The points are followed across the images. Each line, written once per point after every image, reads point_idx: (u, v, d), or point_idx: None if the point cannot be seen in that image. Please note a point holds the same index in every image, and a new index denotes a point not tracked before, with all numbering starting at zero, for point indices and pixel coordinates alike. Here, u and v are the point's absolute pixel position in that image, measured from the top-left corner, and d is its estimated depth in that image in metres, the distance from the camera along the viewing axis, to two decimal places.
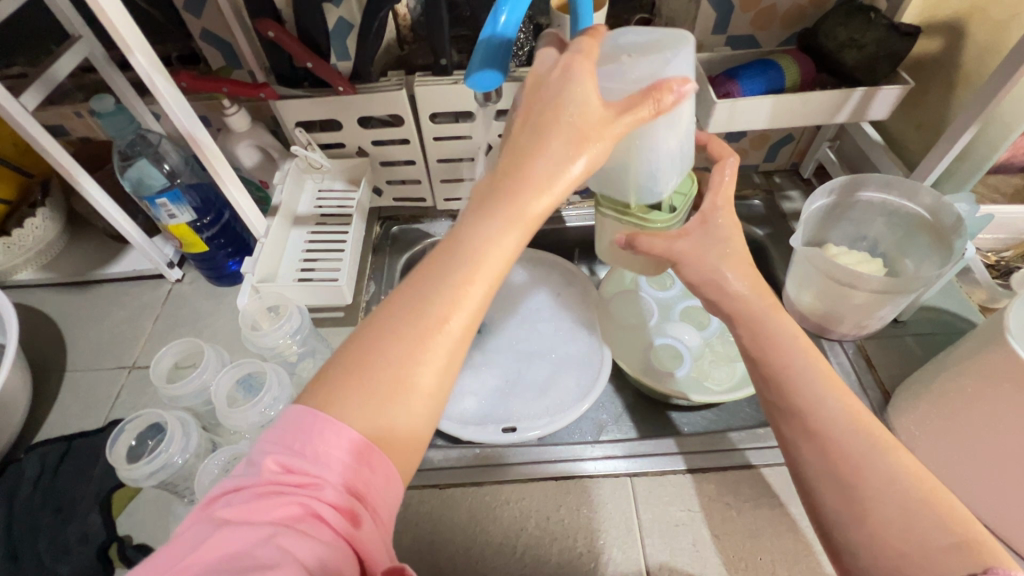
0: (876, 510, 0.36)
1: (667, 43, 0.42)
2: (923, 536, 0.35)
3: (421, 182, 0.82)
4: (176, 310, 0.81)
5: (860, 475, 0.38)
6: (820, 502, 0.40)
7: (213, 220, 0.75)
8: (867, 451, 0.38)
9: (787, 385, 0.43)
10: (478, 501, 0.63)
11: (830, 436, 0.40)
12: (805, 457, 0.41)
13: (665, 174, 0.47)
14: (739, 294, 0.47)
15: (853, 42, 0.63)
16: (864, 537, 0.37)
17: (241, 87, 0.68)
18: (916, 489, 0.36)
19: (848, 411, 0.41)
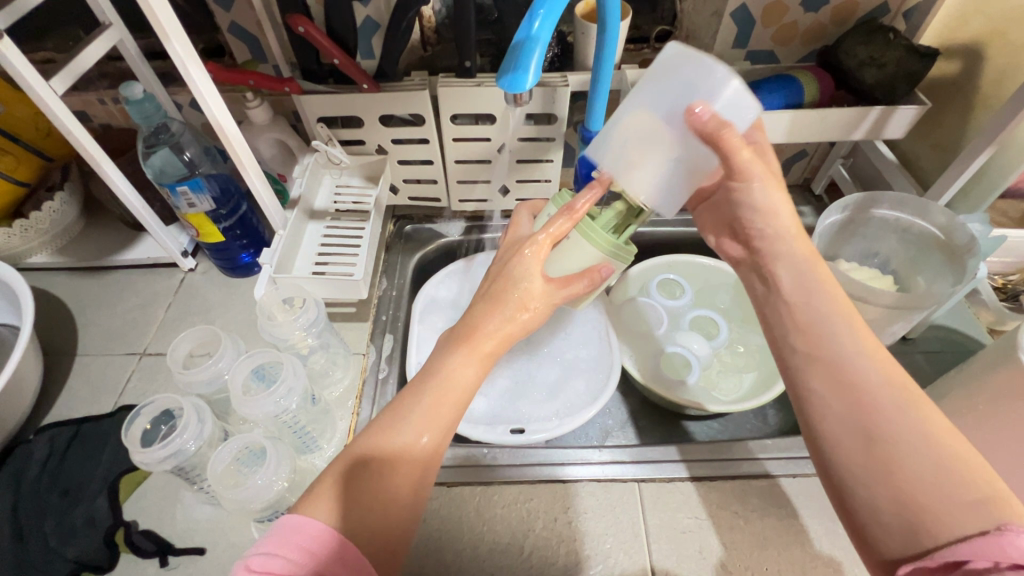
0: (902, 463, 0.36)
1: (705, 83, 0.46)
2: (944, 489, 0.35)
3: (437, 182, 0.83)
4: (188, 298, 0.81)
5: (889, 428, 0.38)
6: (840, 460, 0.39)
7: (231, 211, 0.75)
8: (897, 404, 0.38)
9: (823, 335, 0.43)
10: (485, 500, 0.63)
11: (861, 391, 0.40)
12: (828, 408, 0.41)
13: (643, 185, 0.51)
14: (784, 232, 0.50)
15: (873, 61, 0.64)
16: (887, 492, 0.36)
17: (266, 80, 0.68)
18: (945, 446, 0.36)
19: (880, 369, 0.41)
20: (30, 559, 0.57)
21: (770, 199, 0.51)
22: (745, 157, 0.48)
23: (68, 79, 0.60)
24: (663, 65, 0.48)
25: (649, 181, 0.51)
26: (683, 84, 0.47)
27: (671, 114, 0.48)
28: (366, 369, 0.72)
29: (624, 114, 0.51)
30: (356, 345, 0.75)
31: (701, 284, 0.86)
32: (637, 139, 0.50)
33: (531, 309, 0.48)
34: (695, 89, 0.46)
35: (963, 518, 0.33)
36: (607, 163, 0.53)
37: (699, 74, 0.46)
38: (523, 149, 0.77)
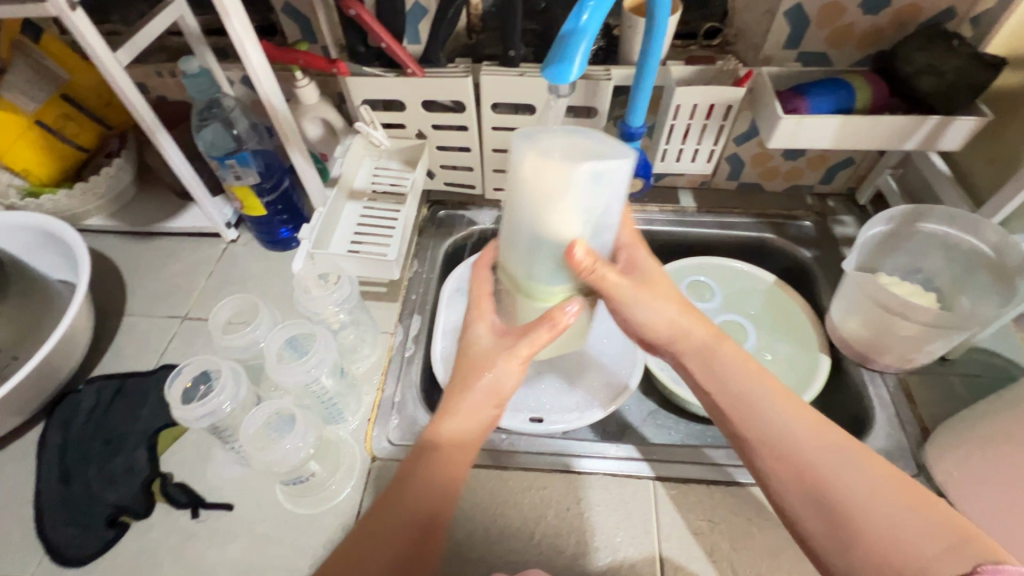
0: (865, 526, 0.40)
1: (553, 182, 0.43)
2: (913, 542, 0.38)
3: (473, 169, 0.84)
4: (229, 268, 0.84)
5: (843, 490, 0.42)
6: (818, 535, 0.42)
7: (274, 186, 0.77)
8: (842, 465, 0.43)
9: (755, 415, 0.48)
10: (500, 484, 0.64)
11: (805, 461, 0.44)
12: (784, 487, 0.45)
13: (544, 274, 0.50)
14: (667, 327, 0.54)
15: (932, 68, 0.62)
16: (864, 559, 0.39)
17: (316, 60, 0.70)
18: (892, 492, 0.41)
19: (812, 429, 0.46)
20: (75, 499, 0.62)
21: (656, 306, 0.54)
22: (613, 277, 0.51)
23: (132, 51, 0.63)
24: (515, 167, 0.45)
25: (550, 271, 0.49)
26: (536, 189, 0.44)
27: (542, 216, 0.45)
28: (393, 348, 0.74)
29: (508, 219, 0.49)
30: (384, 324, 0.77)
31: (731, 289, 0.86)
32: (523, 241, 0.48)
33: (496, 372, 0.50)
34: (551, 193, 0.43)
35: (938, 565, 0.37)
36: (514, 264, 0.51)
37: (552, 180, 0.43)
38: None
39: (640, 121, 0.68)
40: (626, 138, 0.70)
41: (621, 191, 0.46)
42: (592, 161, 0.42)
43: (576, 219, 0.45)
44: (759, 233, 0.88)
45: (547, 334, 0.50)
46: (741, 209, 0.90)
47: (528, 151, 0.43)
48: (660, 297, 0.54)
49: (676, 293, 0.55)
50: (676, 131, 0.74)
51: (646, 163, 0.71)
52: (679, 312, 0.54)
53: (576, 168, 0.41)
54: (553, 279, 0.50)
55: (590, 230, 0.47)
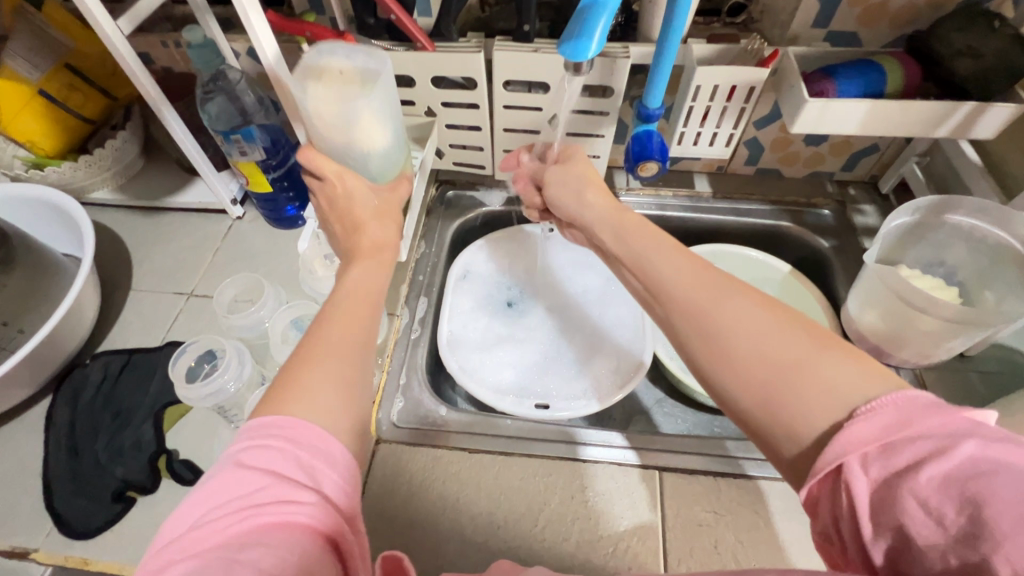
0: (746, 359, 0.38)
1: (334, 96, 0.53)
2: (792, 368, 0.36)
3: (484, 149, 0.82)
4: (236, 245, 0.84)
5: (724, 326, 0.40)
6: (704, 367, 0.41)
7: (280, 162, 0.76)
8: (725, 302, 0.41)
9: (651, 269, 0.47)
10: (504, 470, 0.63)
11: (691, 301, 0.42)
12: (674, 325, 0.43)
13: (383, 166, 0.59)
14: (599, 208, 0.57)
15: (970, 50, 0.59)
16: (744, 390, 0.38)
17: (324, 32, 0.67)
18: (774, 325, 0.39)
19: (699, 274, 0.44)
20: (84, 472, 0.62)
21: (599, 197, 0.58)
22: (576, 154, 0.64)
23: (134, 20, 0.61)
24: (311, 106, 0.53)
25: (388, 163, 0.60)
26: (342, 115, 0.53)
27: (364, 128, 0.55)
28: (399, 330, 0.74)
29: (327, 141, 0.56)
30: (391, 306, 0.76)
31: (745, 277, 0.85)
32: (336, 146, 0.56)
33: (376, 223, 0.56)
34: (320, 111, 0.53)
35: (815, 410, 0.35)
36: (359, 167, 0.58)
37: (343, 97, 0.53)
38: (574, 122, 0.75)
39: (658, 102, 0.66)
40: (643, 119, 0.68)
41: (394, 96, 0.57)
42: (361, 58, 0.54)
43: (383, 129, 0.56)
44: (776, 220, 0.85)
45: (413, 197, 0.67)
46: (758, 194, 0.87)
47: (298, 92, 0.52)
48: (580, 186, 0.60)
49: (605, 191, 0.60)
50: (695, 113, 0.71)
51: (664, 146, 0.69)
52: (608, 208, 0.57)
53: (389, 68, 0.55)
54: (387, 165, 0.60)
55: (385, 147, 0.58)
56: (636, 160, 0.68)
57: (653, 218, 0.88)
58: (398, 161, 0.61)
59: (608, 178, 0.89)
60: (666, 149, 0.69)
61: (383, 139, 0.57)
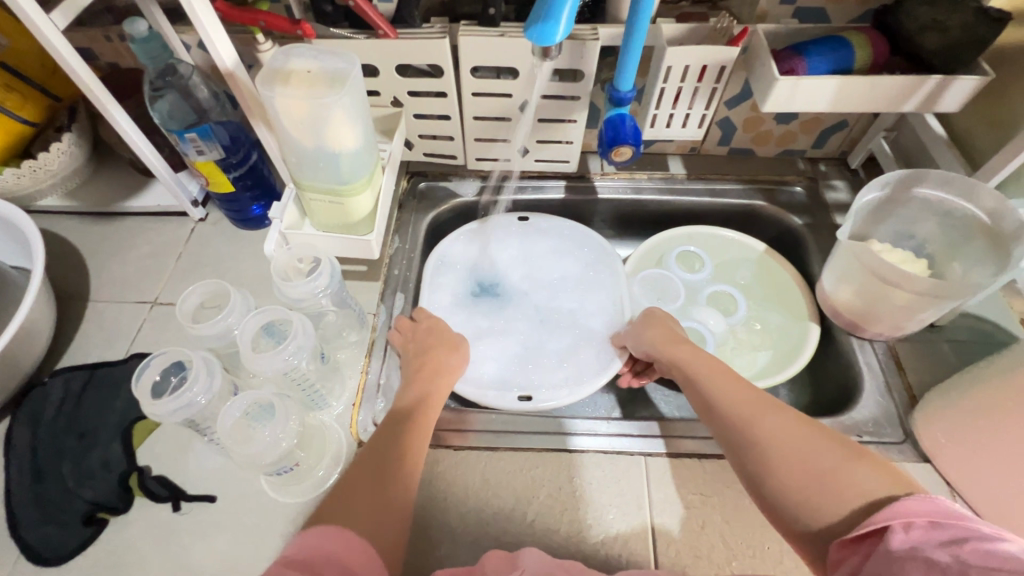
0: (782, 462, 0.46)
1: (306, 92, 0.52)
2: (828, 470, 0.44)
3: (455, 139, 0.80)
4: (200, 248, 0.80)
5: (768, 438, 0.48)
6: (754, 477, 0.48)
7: (241, 160, 0.73)
8: (766, 418, 0.49)
9: (702, 390, 0.56)
10: (490, 466, 0.63)
11: (734, 413, 0.51)
12: (721, 434, 0.52)
13: (350, 167, 0.58)
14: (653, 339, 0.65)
15: (935, 24, 0.59)
16: (796, 482, 0.44)
17: (277, 21, 0.63)
18: (818, 437, 0.47)
19: (740, 390, 0.53)
20: (50, 496, 0.59)
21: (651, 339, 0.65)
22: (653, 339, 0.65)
23: (70, 13, 0.56)
24: (281, 102, 0.52)
25: (355, 165, 0.58)
26: (312, 113, 0.52)
27: (333, 126, 0.54)
28: (376, 328, 0.71)
29: (293, 140, 0.55)
30: (367, 305, 0.74)
31: (721, 258, 0.85)
32: (306, 148, 0.55)
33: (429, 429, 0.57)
34: (290, 108, 0.52)
35: (849, 493, 0.42)
36: (327, 169, 0.57)
37: (312, 93, 0.52)
38: (546, 107, 0.73)
39: (629, 84, 0.65)
40: (615, 103, 0.67)
41: (363, 94, 0.56)
42: (332, 57, 0.54)
43: (354, 131, 0.55)
44: (750, 200, 0.86)
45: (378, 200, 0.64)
46: (731, 174, 0.87)
47: (266, 86, 0.52)
48: (642, 324, 0.67)
49: (654, 320, 0.67)
50: (667, 95, 0.70)
51: (637, 130, 0.67)
52: (661, 337, 0.65)
53: (357, 62, 0.54)
54: (358, 169, 0.59)
55: (354, 147, 0.57)
56: (610, 145, 0.67)
57: (629, 203, 0.87)
58: (368, 165, 0.59)
59: (582, 163, 0.88)
60: (640, 133, 0.68)
61: (353, 142, 0.56)
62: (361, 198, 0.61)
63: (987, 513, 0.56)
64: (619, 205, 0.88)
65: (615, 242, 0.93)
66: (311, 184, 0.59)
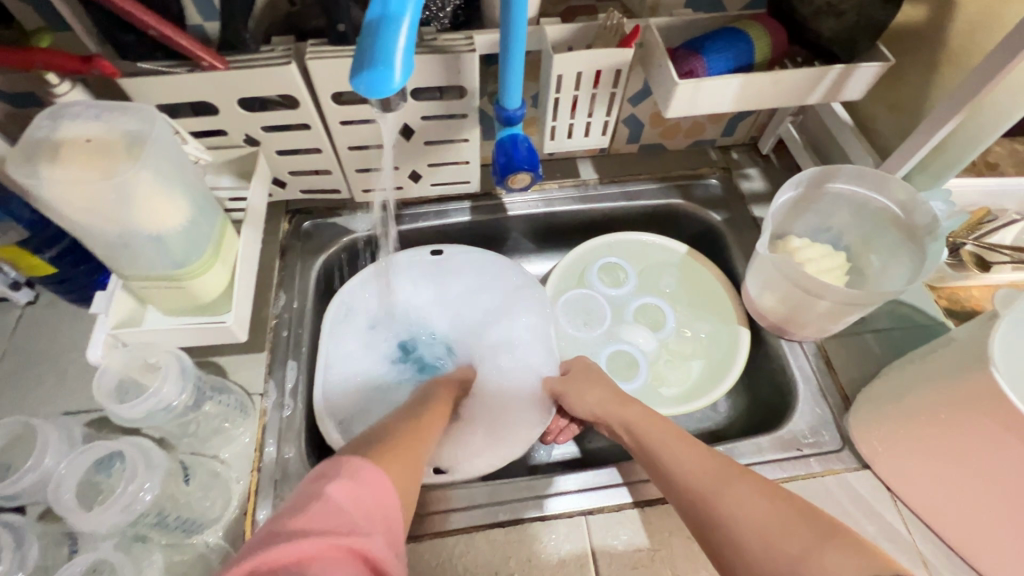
0: (747, 542, 0.41)
1: (97, 166, 0.40)
2: (799, 552, 0.38)
3: (333, 172, 0.68)
4: (30, 343, 0.65)
5: (728, 517, 0.43)
6: (722, 563, 0.42)
7: (59, 235, 0.57)
8: (727, 492, 0.44)
9: (659, 459, 0.51)
10: (416, 560, 0.54)
11: (693, 489, 0.47)
12: (684, 514, 0.47)
13: (181, 247, 0.46)
14: (595, 399, 0.60)
15: (833, 9, 0.54)
16: (764, 568, 0.39)
17: (62, 60, 0.50)
18: (790, 511, 0.41)
19: (700, 460, 0.49)
20: None
21: (594, 397, 0.60)
22: (593, 400, 0.60)
23: None
24: (55, 186, 0.39)
25: (187, 242, 0.46)
26: (110, 191, 0.40)
27: (145, 203, 0.42)
28: (266, 412, 0.60)
29: (89, 230, 0.42)
30: (252, 385, 0.62)
31: (644, 265, 0.81)
32: (111, 236, 0.43)
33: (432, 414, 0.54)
34: (72, 191, 0.39)
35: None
36: (150, 254, 0.45)
37: (102, 167, 0.40)
38: (430, 129, 0.64)
39: (517, 101, 0.56)
40: (505, 123, 0.58)
41: (178, 153, 0.45)
42: (124, 113, 0.42)
43: (175, 204, 0.44)
44: (667, 199, 0.81)
45: (232, 270, 0.53)
46: (645, 173, 0.82)
47: (27, 166, 0.38)
48: (584, 381, 0.62)
49: (594, 377, 0.62)
50: (563, 104, 0.62)
51: (533, 151, 0.59)
52: (604, 398, 0.60)
53: (158, 113, 0.42)
54: (194, 245, 0.47)
55: (183, 222, 0.45)
56: (505, 173, 0.58)
57: (543, 217, 0.80)
58: (207, 238, 0.48)
59: (487, 179, 0.80)
60: (537, 154, 0.60)
61: (179, 217, 0.45)
62: (206, 279, 0.50)
63: (926, 513, 0.55)
64: (532, 220, 0.81)
65: (536, 257, 0.86)
66: (135, 274, 0.47)
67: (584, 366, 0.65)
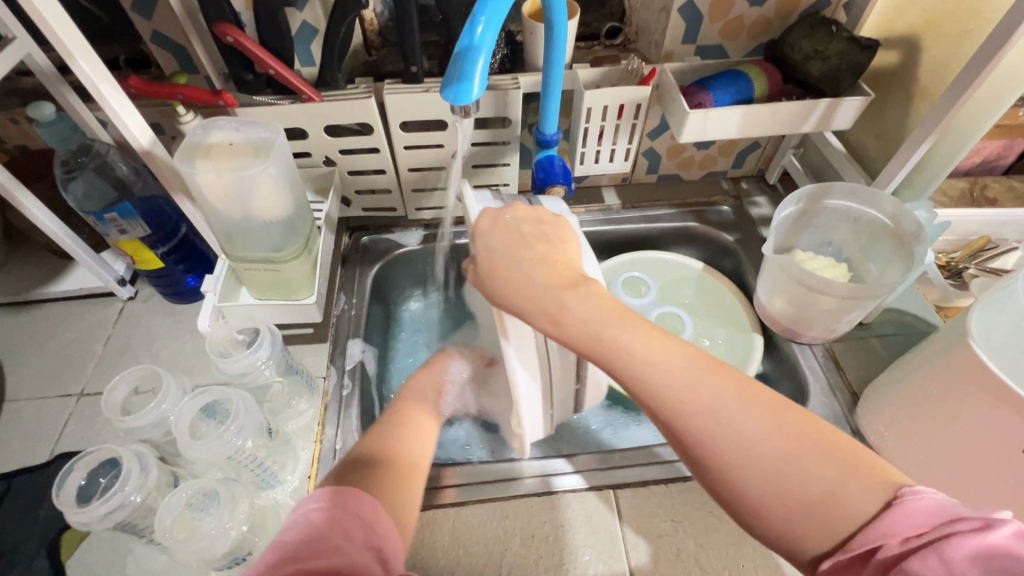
0: (757, 477, 0.36)
1: (238, 163, 0.52)
2: (819, 487, 0.35)
3: (392, 191, 0.80)
4: (128, 329, 0.75)
5: (732, 447, 0.37)
6: (719, 492, 0.38)
7: (169, 236, 0.70)
8: (723, 415, 0.38)
9: (620, 368, 0.41)
10: (459, 523, 0.60)
11: (679, 411, 0.39)
12: (667, 437, 0.40)
13: (281, 234, 0.57)
14: (520, 279, 0.48)
15: (817, 54, 0.65)
16: (777, 501, 0.36)
17: (196, 92, 0.62)
18: (791, 428, 0.37)
19: (677, 367, 0.40)
20: None
21: (523, 279, 0.47)
22: (516, 283, 0.48)
23: None
24: (201, 175, 0.51)
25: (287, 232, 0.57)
26: (240, 181, 0.52)
27: (261, 194, 0.53)
28: (328, 393, 0.68)
29: (218, 213, 0.54)
30: (317, 369, 0.71)
31: (665, 279, 0.87)
32: (235, 221, 0.55)
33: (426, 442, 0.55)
34: (218, 178, 0.51)
35: (858, 501, 0.34)
36: (259, 238, 0.56)
37: (241, 163, 0.52)
38: (478, 154, 0.75)
39: (554, 128, 0.67)
40: (543, 146, 0.69)
41: (291, 159, 0.56)
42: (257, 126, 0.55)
43: (284, 197, 0.55)
44: (684, 222, 0.89)
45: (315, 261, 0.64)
46: (663, 200, 0.91)
47: (185, 162, 0.51)
48: (514, 262, 0.49)
49: (519, 249, 0.50)
50: (592, 133, 0.73)
51: (566, 169, 0.70)
52: (537, 276, 0.47)
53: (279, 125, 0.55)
54: (293, 233, 0.58)
55: (286, 213, 0.56)
56: (543, 186, 0.69)
57: None
58: (300, 230, 0.59)
59: None
60: (569, 172, 0.71)
61: (284, 208, 0.55)
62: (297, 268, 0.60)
63: None
64: None
65: None
66: (243, 255, 0.58)
67: (505, 228, 0.52)
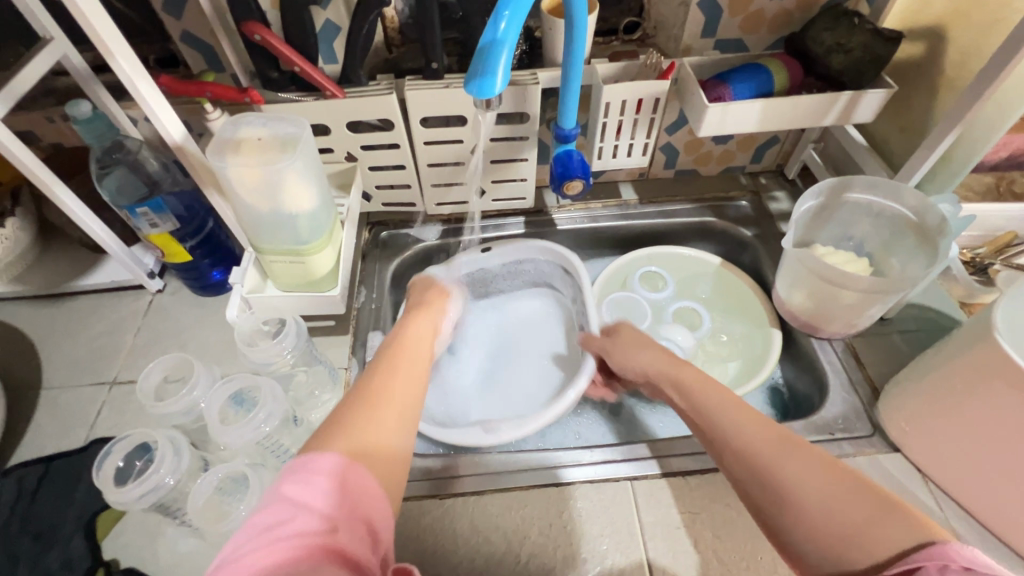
0: (802, 503, 0.41)
1: (266, 156, 0.53)
2: (857, 517, 0.38)
3: (411, 187, 0.81)
4: (158, 321, 0.77)
5: (786, 478, 0.42)
6: (771, 521, 0.43)
7: (197, 230, 0.72)
8: (786, 457, 0.44)
9: (713, 423, 0.51)
10: (478, 511, 0.61)
11: (751, 453, 0.46)
12: (739, 476, 0.47)
13: (306, 227, 0.58)
14: (647, 360, 0.65)
15: (840, 46, 0.64)
16: (816, 528, 0.39)
17: (224, 89, 0.63)
18: (849, 478, 0.41)
19: (759, 426, 0.48)
20: None
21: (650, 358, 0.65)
22: (641, 357, 0.66)
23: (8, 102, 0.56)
24: (230, 167, 0.52)
25: (311, 225, 0.58)
26: (267, 174, 0.53)
27: (287, 186, 0.54)
28: (349, 383, 0.69)
29: (246, 205, 0.55)
30: (338, 361, 0.72)
31: (682, 275, 0.88)
32: (262, 214, 0.56)
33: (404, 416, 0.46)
34: (245, 170, 0.52)
35: (894, 534, 0.36)
36: (285, 230, 0.58)
37: (268, 157, 0.53)
38: (496, 149, 0.76)
39: (572, 122, 0.68)
40: (562, 140, 0.70)
41: (316, 153, 0.58)
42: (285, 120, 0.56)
43: (309, 190, 0.56)
44: (701, 217, 0.89)
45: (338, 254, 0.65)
46: (681, 195, 0.91)
47: (215, 156, 0.53)
48: (630, 345, 0.69)
49: (643, 343, 0.69)
50: (610, 127, 0.74)
51: (585, 163, 0.71)
52: (652, 357, 0.65)
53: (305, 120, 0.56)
54: (318, 226, 0.59)
55: (311, 207, 0.57)
56: (561, 181, 0.70)
57: (587, 231, 0.90)
58: (325, 223, 0.60)
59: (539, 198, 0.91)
60: (588, 166, 0.72)
61: (309, 202, 0.57)
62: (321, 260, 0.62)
63: (959, 490, 0.59)
64: (578, 233, 0.91)
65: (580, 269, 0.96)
66: (270, 247, 0.60)
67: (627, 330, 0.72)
